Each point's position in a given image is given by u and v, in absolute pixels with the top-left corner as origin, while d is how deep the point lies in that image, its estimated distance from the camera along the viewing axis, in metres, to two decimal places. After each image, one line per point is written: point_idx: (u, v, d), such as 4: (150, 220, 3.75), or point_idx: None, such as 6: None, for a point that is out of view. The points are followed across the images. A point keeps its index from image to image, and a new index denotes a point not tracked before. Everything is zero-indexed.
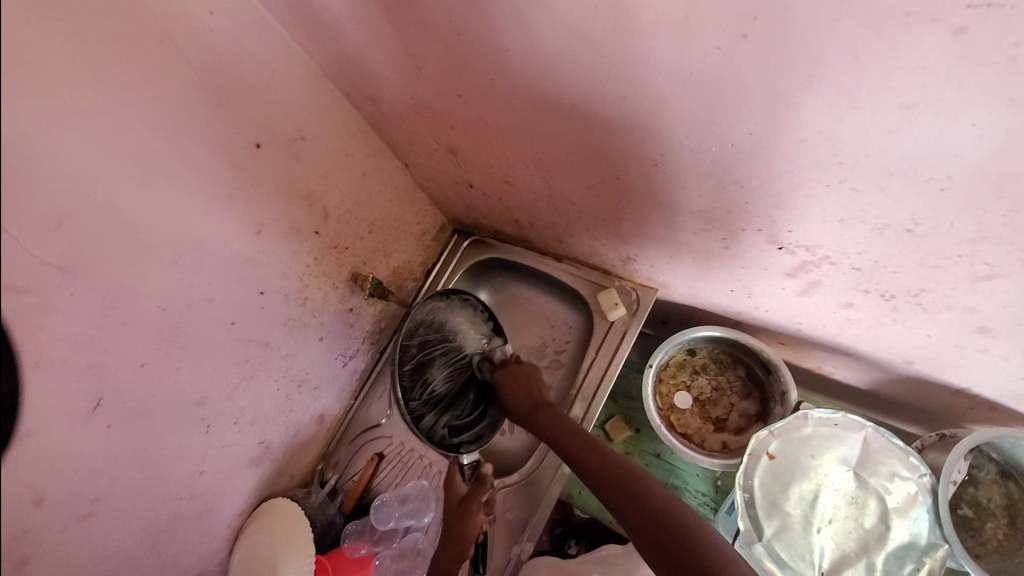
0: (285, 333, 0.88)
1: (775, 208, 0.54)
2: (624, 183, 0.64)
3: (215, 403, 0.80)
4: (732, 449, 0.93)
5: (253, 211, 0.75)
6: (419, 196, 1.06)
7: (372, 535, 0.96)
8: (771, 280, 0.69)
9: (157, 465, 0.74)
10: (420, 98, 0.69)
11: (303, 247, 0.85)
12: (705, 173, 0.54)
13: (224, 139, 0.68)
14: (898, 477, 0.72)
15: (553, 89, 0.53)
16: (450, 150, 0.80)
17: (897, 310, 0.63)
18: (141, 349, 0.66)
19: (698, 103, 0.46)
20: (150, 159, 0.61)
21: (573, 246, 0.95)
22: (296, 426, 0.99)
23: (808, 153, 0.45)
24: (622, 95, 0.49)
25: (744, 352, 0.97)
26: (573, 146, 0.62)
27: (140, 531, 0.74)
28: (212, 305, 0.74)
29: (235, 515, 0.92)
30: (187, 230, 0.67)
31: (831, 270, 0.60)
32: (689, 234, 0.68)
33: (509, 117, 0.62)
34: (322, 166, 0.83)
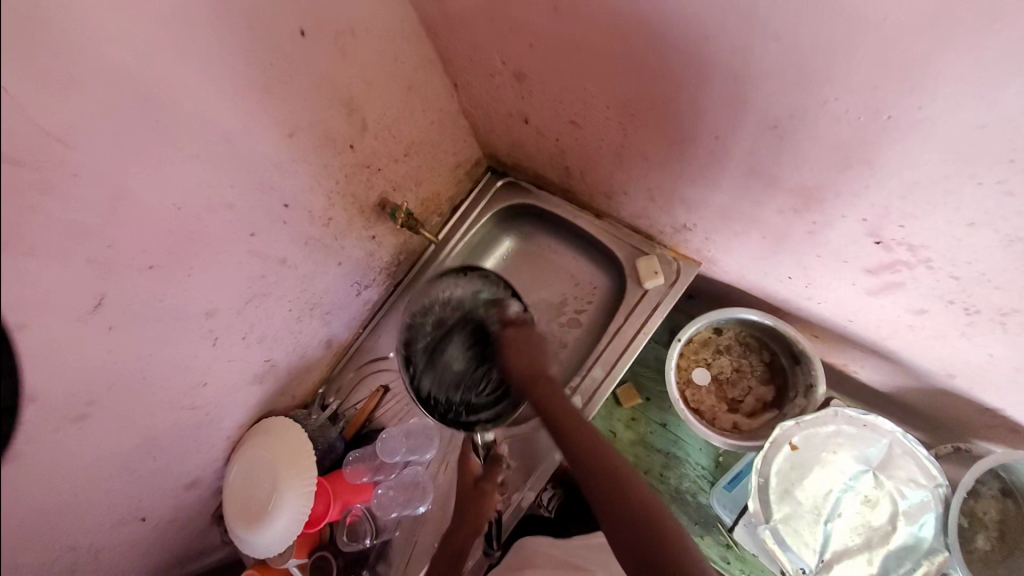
0: (304, 252, 0.81)
1: (897, 198, 0.48)
2: (721, 144, 0.56)
3: (226, 316, 0.74)
4: (742, 431, 0.92)
5: (287, 109, 0.65)
6: (461, 122, 0.96)
7: (374, 463, 0.95)
8: (846, 274, 0.65)
9: (162, 373, 0.69)
10: (502, 2, 0.58)
11: (334, 160, 0.76)
12: (834, 146, 0.47)
13: (264, 15, 0.57)
14: (915, 483, 0.73)
15: (685, 14, 0.44)
16: (516, 74, 0.70)
17: (972, 326, 0.60)
18: (152, 250, 0.59)
19: (869, 60, 0.38)
20: (176, 23, 0.51)
21: (623, 203, 0.87)
22: (303, 348, 0.94)
23: (982, 141, 0.38)
24: (777, 35, 0.41)
25: (772, 339, 0.94)
26: (676, 91, 0.54)
27: (139, 436, 0.71)
28: (231, 211, 0.66)
29: (234, 429, 0.89)
30: (211, 120, 0.58)
31: (924, 275, 0.56)
32: (774, 212, 0.62)
33: (610, 44, 0.53)
34: (367, 69, 0.73)
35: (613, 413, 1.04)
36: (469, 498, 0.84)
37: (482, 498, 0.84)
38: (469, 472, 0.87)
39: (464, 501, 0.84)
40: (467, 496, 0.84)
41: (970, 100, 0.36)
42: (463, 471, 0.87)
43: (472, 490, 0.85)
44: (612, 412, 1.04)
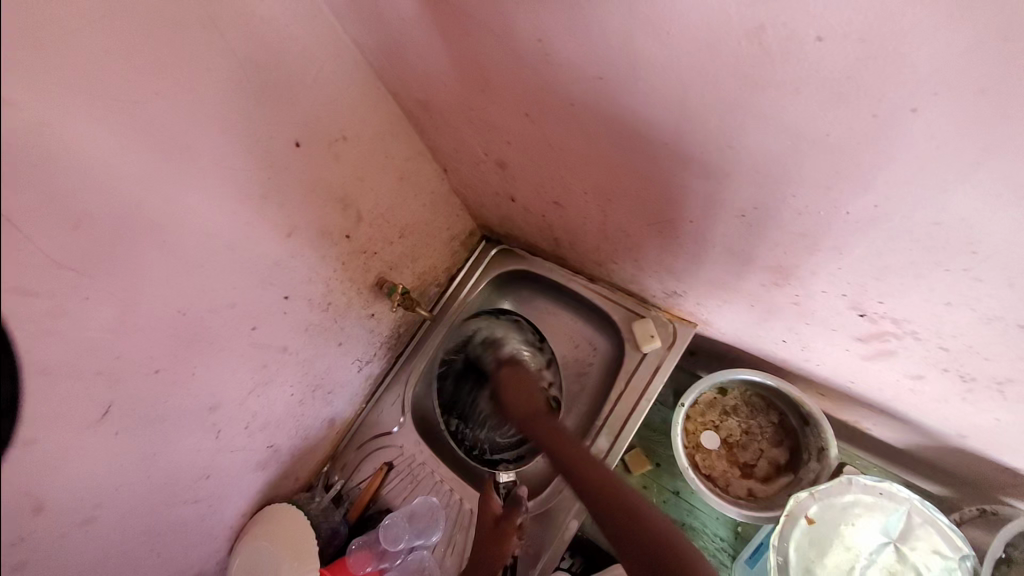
0: (305, 338, 0.84)
1: (870, 279, 0.49)
2: (696, 227, 0.59)
3: (228, 407, 0.76)
4: (758, 498, 0.88)
5: (285, 212, 0.70)
6: (452, 201, 1.01)
7: (378, 550, 0.92)
8: (838, 340, 0.65)
9: (164, 471, 0.70)
10: (477, 108, 0.63)
11: (332, 251, 0.80)
12: (801, 234, 0.49)
13: (262, 137, 0.63)
14: (939, 554, 0.70)
15: (643, 125, 0.48)
16: (498, 163, 0.75)
17: (972, 392, 0.59)
18: (157, 355, 0.62)
19: (816, 166, 0.40)
20: (180, 154, 0.55)
21: (613, 271, 0.89)
22: (305, 430, 0.95)
23: (938, 236, 0.40)
24: (729, 143, 0.43)
25: (778, 397, 0.91)
26: (646, 184, 0.56)
27: (141, 536, 0.70)
28: (233, 310, 0.69)
29: (237, 518, 0.88)
30: (214, 232, 0.62)
31: (912, 344, 0.56)
32: (756, 285, 0.63)
33: (578, 144, 0.57)
34: (360, 167, 0.77)
35: (624, 482, 1.01)
36: (487, 539, 0.84)
37: (503, 539, 0.83)
38: (490, 512, 0.87)
39: (485, 542, 0.84)
40: (488, 537, 0.84)
41: (916, 202, 0.38)
42: (484, 515, 0.87)
43: (490, 534, 0.84)
44: (623, 480, 1.01)
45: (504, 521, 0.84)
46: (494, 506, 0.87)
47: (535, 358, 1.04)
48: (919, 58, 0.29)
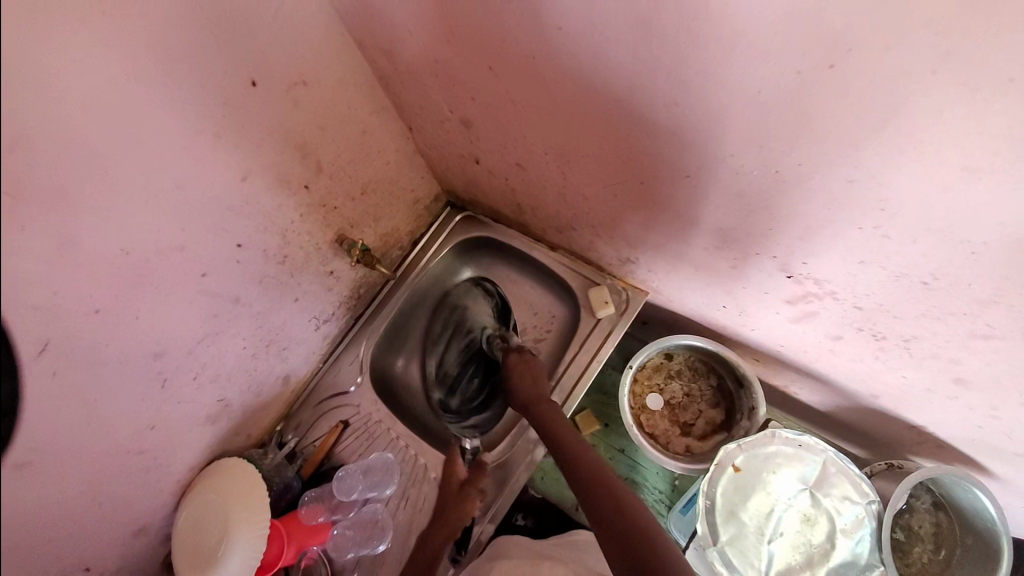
0: (259, 290, 0.82)
1: (798, 240, 0.54)
2: (646, 190, 0.62)
3: (176, 356, 0.74)
4: (694, 454, 0.95)
5: (240, 155, 0.68)
6: (417, 161, 1.00)
7: (332, 502, 0.94)
8: (769, 303, 0.70)
9: (108, 417, 0.68)
10: (442, 60, 0.63)
11: (289, 201, 0.78)
12: (739, 194, 0.52)
13: (216, 73, 0.60)
14: (849, 500, 0.78)
15: (600, 79, 0.49)
16: (463, 120, 0.75)
17: (883, 350, 0.65)
18: (100, 294, 0.60)
19: (753, 126, 0.44)
20: (126, 82, 0.53)
21: (572, 238, 0.92)
22: (258, 386, 0.94)
23: (853, 195, 0.44)
24: (676, 100, 0.46)
25: (718, 363, 0.97)
26: (604, 143, 0.59)
27: (82, 483, 0.69)
28: (182, 254, 0.67)
29: (185, 470, 0.87)
30: (163, 169, 0.60)
31: (831, 305, 0.62)
32: (700, 249, 0.68)
33: (539, 100, 0.58)
34: (321, 116, 0.75)
35: None
36: (453, 499, 0.89)
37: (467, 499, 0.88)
38: (454, 477, 0.91)
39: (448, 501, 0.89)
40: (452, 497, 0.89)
41: (838, 161, 0.42)
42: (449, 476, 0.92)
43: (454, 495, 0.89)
44: None
45: (467, 485, 0.89)
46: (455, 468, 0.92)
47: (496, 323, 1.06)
48: (841, 19, 0.33)
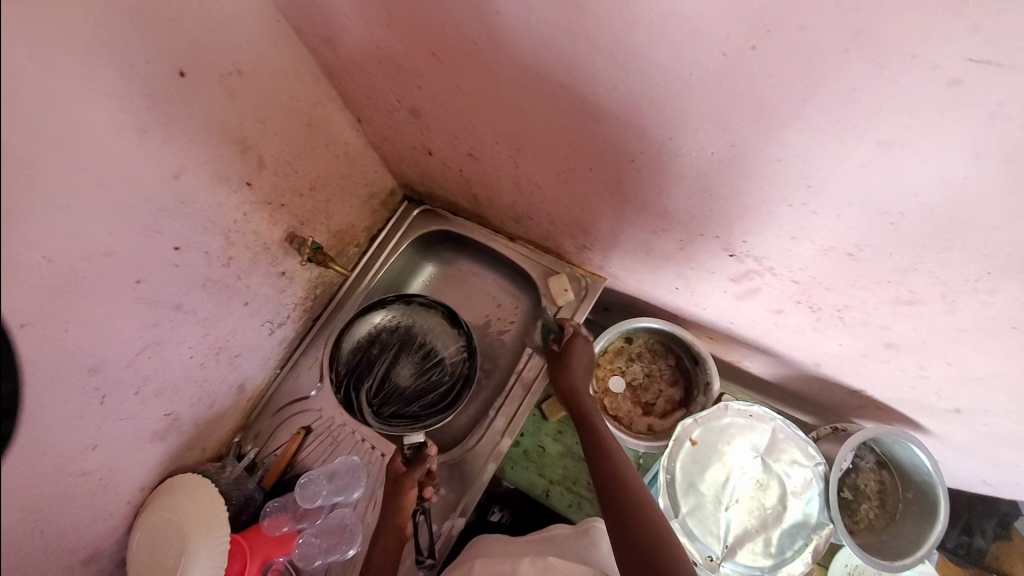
0: (205, 296, 0.78)
1: (737, 220, 0.56)
2: (595, 176, 0.63)
3: (113, 370, 0.70)
4: (656, 432, 0.98)
5: (173, 151, 0.64)
6: (368, 155, 0.97)
7: (296, 510, 0.91)
8: (716, 283, 0.73)
9: (39, 440, 0.63)
10: (385, 48, 0.61)
11: (231, 200, 0.75)
12: (682, 177, 0.54)
13: (141, 64, 0.56)
14: (798, 463, 0.83)
15: (542, 65, 0.50)
16: (412, 111, 0.74)
17: (820, 320, 0.70)
18: (20, 308, 0.55)
19: (689, 108, 0.45)
20: (36, 73, 0.48)
21: (530, 227, 0.92)
22: (209, 396, 0.90)
23: (784, 174, 0.47)
24: (617, 84, 0.47)
25: (676, 343, 1.00)
26: (552, 131, 0.59)
27: (14, 512, 0.64)
28: (112, 260, 0.62)
29: (132, 491, 0.82)
30: (86, 169, 0.55)
31: (772, 281, 0.65)
32: (649, 232, 0.70)
33: (486, 88, 0.58)
34: (261, 108, 0.72)
35: (541, 429, 1.07)
36: (390, 493, 0.86)
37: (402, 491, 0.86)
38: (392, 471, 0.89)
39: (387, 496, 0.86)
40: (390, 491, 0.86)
41: (771, 139, 0.44)
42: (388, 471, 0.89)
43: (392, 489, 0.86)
44: (540, 427, 1.07)
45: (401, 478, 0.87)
46: (395, 465, 0.89)
47: (451, 336, 1.07)
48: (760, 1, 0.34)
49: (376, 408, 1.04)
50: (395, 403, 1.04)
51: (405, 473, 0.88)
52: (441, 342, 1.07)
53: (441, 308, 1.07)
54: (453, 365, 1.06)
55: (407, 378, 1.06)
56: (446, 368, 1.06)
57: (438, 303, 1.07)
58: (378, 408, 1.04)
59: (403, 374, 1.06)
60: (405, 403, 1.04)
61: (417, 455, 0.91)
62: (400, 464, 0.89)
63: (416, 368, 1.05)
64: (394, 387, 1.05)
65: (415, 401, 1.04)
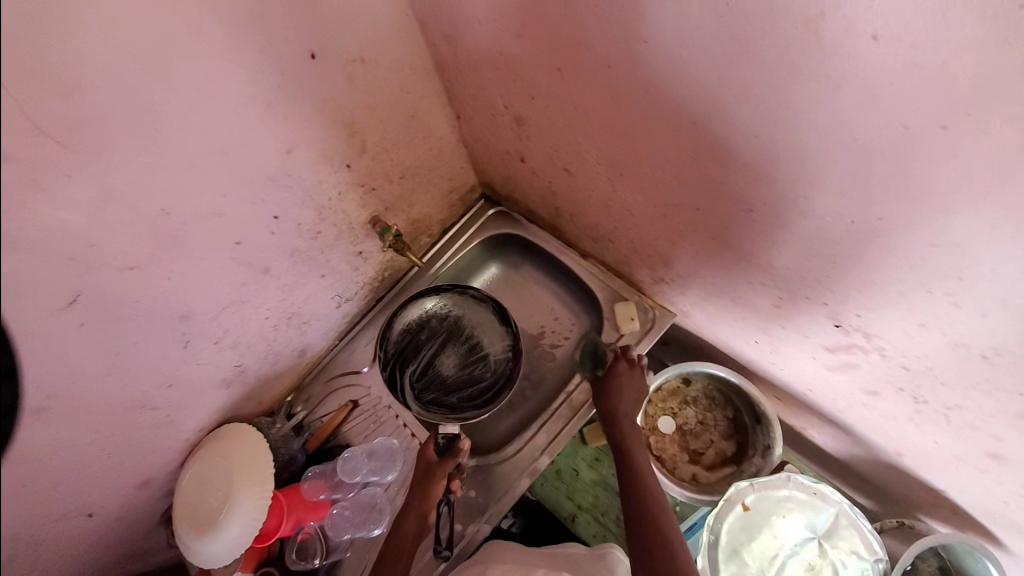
0: (289, 264, 0.82)
1: (856, 291, 0.51)
2: (699, 215, 0.59)
3: (200, 319, 0.74)
4: (700, 483, 0.92)
5: (288, 127, 0.66)
6: (459, 151, 0.97)
7: (333, 480, 0.94)
8: (807, 347, 0.68)
9: (127, 371, 0.69)
10: (508, 55, 0.61)
11: (329, 179, 0.77)
12: (803, 237, 0.50)
13: (278, 42, 0.59)
14: (857, 555, 0.76)
15: (675, 96, 0.47)
16: (516, 118, 0.73)
17: (921, 413, 0.63)
18: (134, 252, 0.60)
19: (836, 170, 0.41)
20: (188, 41, 0.52)
21: (607, 249, 0.90)
22: (274, 356, 0.94)
23: (933, 259, 0.41)
24: (757, 132, 0.44)
25: (738, 396, 0.95)
26: (665, 164, 0.56)
27: (96, 430, 0.70)
28: (219, 220, 0.66)
29: (193, 430, 0.88)
30: (212, 134, 0.59)
31: (876, 360, 0.60)
32: (744, 282, 0.65)
33: (603, 110, 0.56)
34: (373, 95, 0.73)
35: (578, 452, 1.04)
36: (418, 479, 0.86)
37: (431, 482, 0.85)
38: (424, 457, 0.88)
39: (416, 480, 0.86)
40: (418, 477, 0.86)
41: (928, 220, 0.39)
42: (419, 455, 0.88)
43: (421, 478, 0.86)
44: (577, 449, 1.04)
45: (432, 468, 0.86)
46: (427, 453, 0.87)
47: (500, 334, 1.03)
48: (963, 73, 0.30)
49: (416, 393, 1.03)
50: (435, 390, 1.03)
51: (438, 462, 0.87)
52: (488, 338, 1.04)
53: (493, 304, 1.03)
54: (496, 363, 1.04)
55: (450, 368, 1.04)
56: (489, 364, 1.03)
57: (491, 299, 1.04)
58: (417, 393, 1.03)
59: (446, 363, 1.04)
60: (445, 392, 1.03)
61: (450, 445, 0.89)
62: (433, 452, 0.87)
63: (460, 360, 1.03)
64: (436, 375, 1.03)
65: (455, 392, 1.03)
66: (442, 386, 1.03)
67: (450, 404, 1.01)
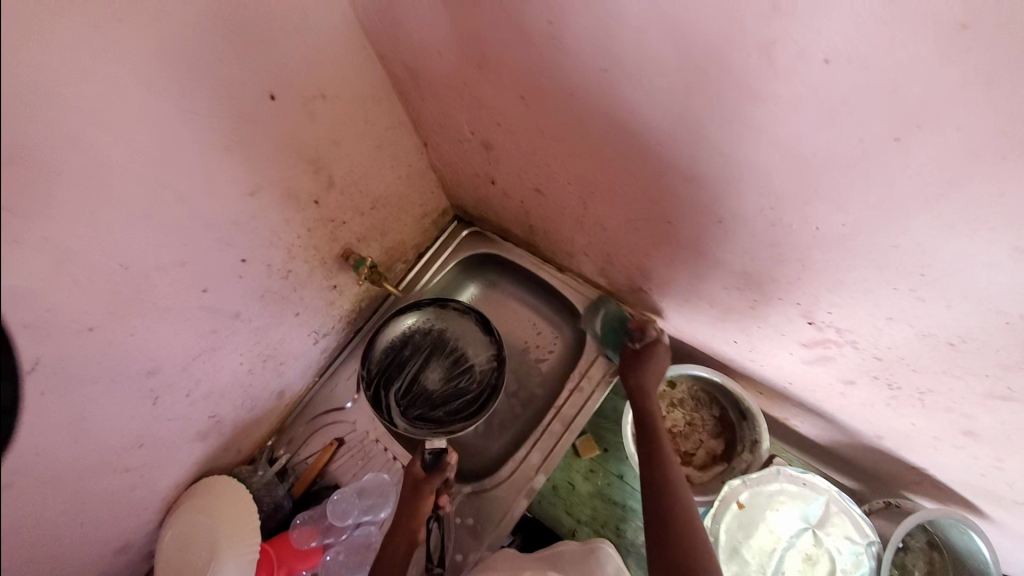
0: (261, 306, 0.79)
1: (826, 290, 0.54)
2: (670, 227, 0.61)
3: (170, 373, 0.71)
4: (694, 484, 0.94)
5: (251, 169, 0.64)
6: (428, 177, 0.97)
7: (323, 525, 0.90)
8: (784, 344, 0.70)
9: (93, 437, 0.65)
10: (471, 83, 0.61)
11: (298, 216, 0.75)
12: (772, 244, 0.52)
13: (235, 86, 0.57)
14: (850, 540, 0.77)
15: (639, 119, 0.48)
16: (483, 143, 0.73)
17: (895, 398, 0.67)
18: (93, 312, 0.56)
19: (797, 182, 0.43)
20: (139, 92, 0.50)
21: (583, 263, 0.91)
22: (251, 401, 0.90)
23: (895, 259, 0.44)
24: (720, 150, 0.45)
25: (721, 394, 0.96)
26: (634, 182, 0.58)
27: (62, 504, 0.65)
28: (184, 269, 0.63)
29: (169, 488, 0.83)
30: (171, 183, 0.57)
31: (850, 353, 0.62)
32: (719, 287, 0.67)
33: (570, 133, 0.57)
34: (337, 129, 0.72)
35: (572, 465, 1.04)
36: (406, 498, 0.84)
37: (420, 501, 0.83)
38: (410, 475, 0.86)
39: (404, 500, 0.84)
40: (406, 496, 0.84)
41: (887, 223, 0.41)
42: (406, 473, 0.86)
43: (408, 498, 0.84)
44: (571, 462, 1.04)
45: (418, 484, 0.84)
46: (414, 470, 0.86)
47: (485, 345, 1.01)
48: (908, 91, 0.32)
49: (402, 410, 0.99)
50: (421, 406, 1.00)
51: (426, 479, 0.85)
52: (473, 349, 1.02)
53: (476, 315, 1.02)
54: (481, 374, 1.02)
55: (436, 382, 1.01)
56: (474, 375, 1.01)
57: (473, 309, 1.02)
58: (403, 410, 0.99)
59: (432, 378, 1.01)
60: (431, 408, 1.00)
61: (437, 460, 0.88)
62: (419, 469, 0.86)
63: (446, 373, 1.01)
64: (422, 391, 1.00)
65: (442, 407, 1.00)
66: (428, 401, 1.00)
67: (438, 419, 0.98)
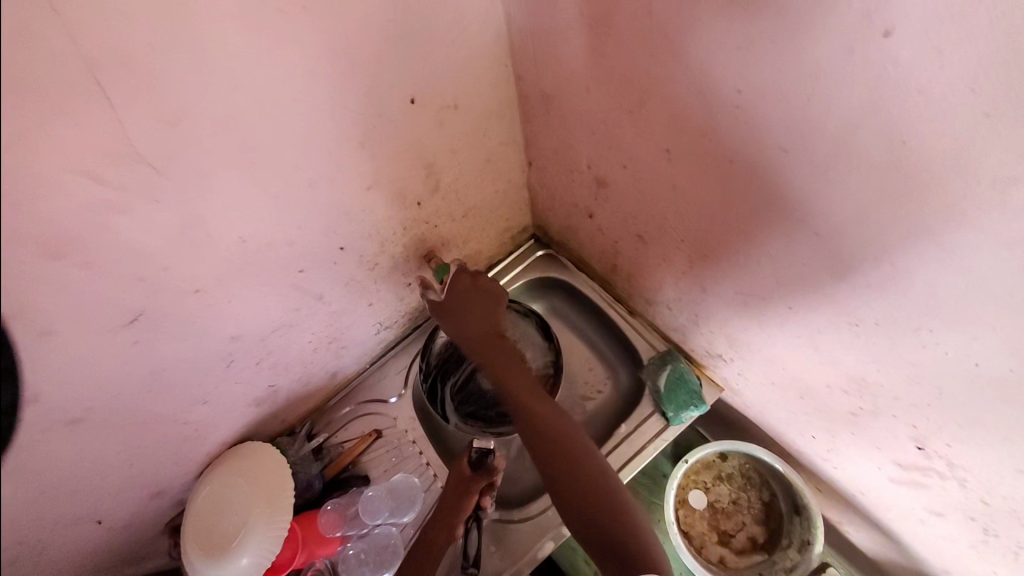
0: (342, 292, 0.80)
1: (952, 422, 0.50)
2: (789, 313, 0.58)
3: (248, 340, 0.72)
4: (727, 567, 0.89)
5: (373, 165, 0.65)
6: (522, 195, 0.96)
7: (349, 514, 0.91)
8: (874, 457, 0.65)
9: (167, 388, 0.66)
10: (610, 123, 0.60)
11: (398, 215, 0.76)
12: (910, 362, 0.49)
13: (383, 85, 0.58)
14: None
15: (800, 206, 0.45)
16: (597, 180, 0.72)
17: (988, 545, 0.61)
18: (202, 275, 0.58)
19: (970, 312, 0.40)
20: (299, 80, 0.51)
21: (661, 315, 0.87)
22: (306, 377, 0.91)
23: None
24: (889, 259, 0.42)
25: (775, 480, 0.91)
26: (763, 261, 0.55)
27: (124, 443, 0.67)
28: (289, 249, 0.64)
29: (215, 445, 0.85)
30: (302, 167, 0.57)
31: (953, 488, 0.57)
32: (821, 384, 0.63)
33: (706, 196, 0.54)
34: (458, 138, 0.72)
35: None
36: (450, 493, 0.83)
37: (463, 498, 0.82)
38: (456, 472, 0.84)
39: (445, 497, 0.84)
40: (448, 492, 0.83)
41: None
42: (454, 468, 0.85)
43: (455, 491, 0.83)
44: None
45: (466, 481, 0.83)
46: (460, 467, 0.84)
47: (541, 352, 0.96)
48: None
49: (457, 405, 1.00)
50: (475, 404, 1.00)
51: (471, 477, 0.83)
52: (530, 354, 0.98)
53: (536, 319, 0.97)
54: None
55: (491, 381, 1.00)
56: None
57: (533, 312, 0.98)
58: (458, 405, 1.00)
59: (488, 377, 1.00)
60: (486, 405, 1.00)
61: (482, 459, 0.84)
62: (467, 466, 0.84)
63: None
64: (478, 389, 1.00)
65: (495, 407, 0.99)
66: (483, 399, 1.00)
67: (489, 419, 0.98)
